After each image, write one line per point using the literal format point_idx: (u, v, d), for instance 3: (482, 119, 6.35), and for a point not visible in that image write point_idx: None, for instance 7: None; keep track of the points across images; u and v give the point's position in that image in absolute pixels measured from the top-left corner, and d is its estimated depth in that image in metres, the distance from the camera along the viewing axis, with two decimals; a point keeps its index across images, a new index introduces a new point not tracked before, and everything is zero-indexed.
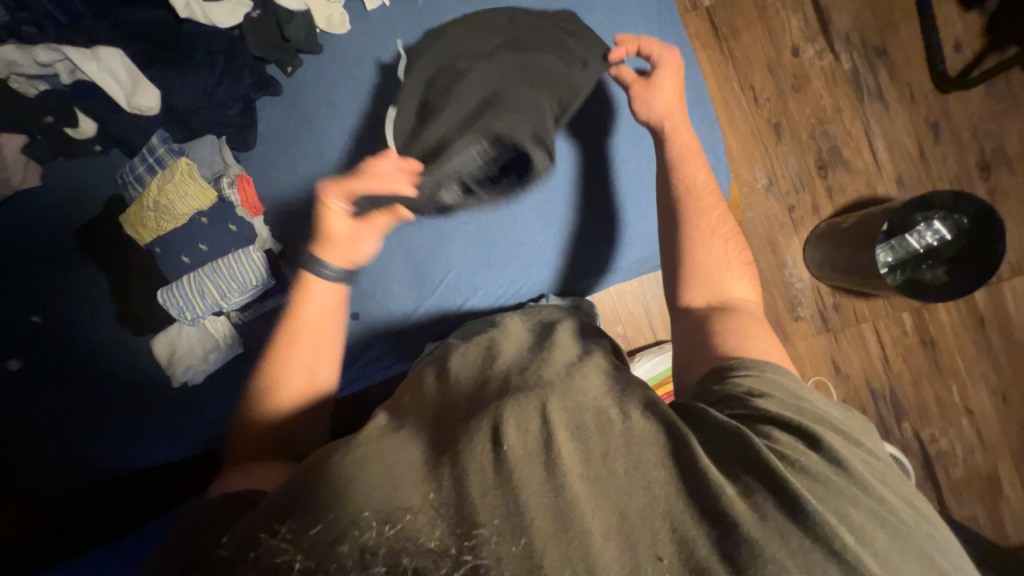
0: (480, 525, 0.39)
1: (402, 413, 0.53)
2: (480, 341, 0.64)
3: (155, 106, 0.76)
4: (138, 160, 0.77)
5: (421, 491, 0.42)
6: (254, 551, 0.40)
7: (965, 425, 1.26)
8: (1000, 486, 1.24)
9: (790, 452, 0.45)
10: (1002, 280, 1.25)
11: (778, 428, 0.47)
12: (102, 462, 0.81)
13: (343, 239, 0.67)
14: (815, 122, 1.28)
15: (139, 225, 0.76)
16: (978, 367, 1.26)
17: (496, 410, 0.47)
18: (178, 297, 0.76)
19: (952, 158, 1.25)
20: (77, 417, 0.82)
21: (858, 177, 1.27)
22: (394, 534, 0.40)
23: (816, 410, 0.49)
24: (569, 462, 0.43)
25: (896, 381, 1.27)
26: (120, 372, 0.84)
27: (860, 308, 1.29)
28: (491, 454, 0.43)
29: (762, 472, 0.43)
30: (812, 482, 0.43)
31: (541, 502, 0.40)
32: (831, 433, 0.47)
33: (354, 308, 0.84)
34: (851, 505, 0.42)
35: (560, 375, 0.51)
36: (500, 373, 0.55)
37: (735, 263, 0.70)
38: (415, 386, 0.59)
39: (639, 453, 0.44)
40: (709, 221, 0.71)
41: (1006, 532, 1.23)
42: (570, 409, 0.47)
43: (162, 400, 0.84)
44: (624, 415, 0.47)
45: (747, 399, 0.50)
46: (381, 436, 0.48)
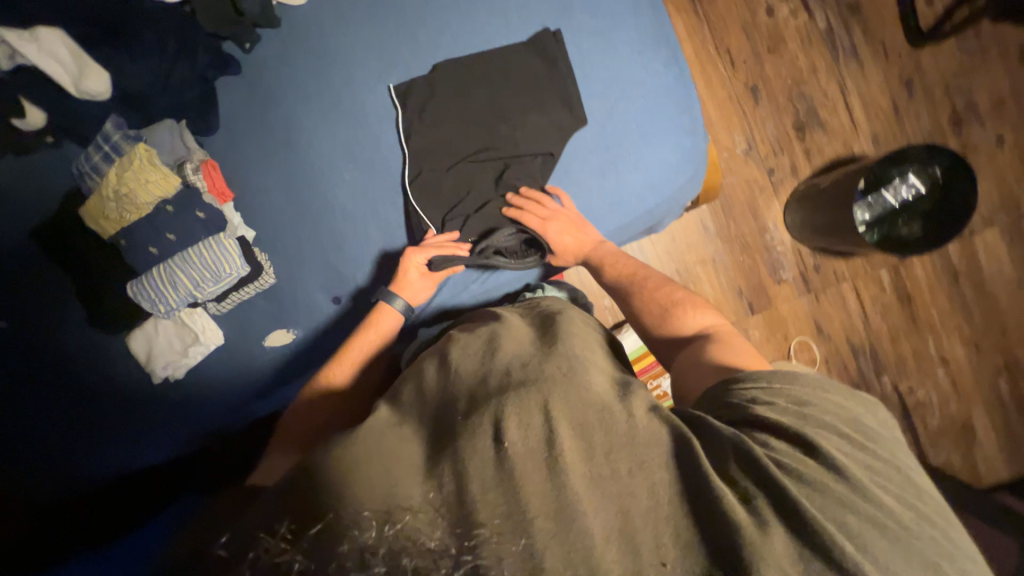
0: (480, 526, 0.39)
1: (404, 403, 0.53)
2: (482, 333, 0.62)
3: (105, 89, 0.72)
4: (92, 148, 0.72)
5: (420, 491, 0.42)
6: (251, 553, 0.39)
7: (941, 376, 1.30)
8: (973, 432, 1.30)
9: (791, 462, 0.45)
10: (974, 234, 1.28)
11: (779, 437, 0.48)
12: (89, 469, 0.80)
13: (413, 283, 0.76)
14: (792, 84, 1.28)
15: (101, 218, 0.71)
16: (952, 319, 1.30)
17: (497, 405, 0.46)
18: (150, 289, 0.73)
19: (924, 115, 1.26)
20: (57, 424, 0.80)
21: (835, 137, 1.28)
22: (395, 534, 0.39)
23: (825, 416, 0.50)
24: (571, 463, 0.43)
25: (875, 337, 1.31)
26: (98, 377, 0.81)
27: (840, 268, 1.31)
28: (492, 451, 0.43)
29: (761, 478, 0.44)
30: (811, 491, 0.44)
31: (544, 504, 0.41)
32: (834, 439, 0.48)
33: (335, 294, 0.81)
34: (847, 510, 0.43)
35: (563, 368, 0.51)
36: (502, 368, 0.52)
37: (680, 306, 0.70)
38: (415, 379, 0.57)
39: (644, 456, 0.44)
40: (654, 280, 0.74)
41: (980, 475, 1.29)
42: (573, 408, 0.46)
43: (146, 404, 0.82)
44: (629, 412, 0.47)
45: (748, 407, 0.51)
46: (384, 429, 0.47)
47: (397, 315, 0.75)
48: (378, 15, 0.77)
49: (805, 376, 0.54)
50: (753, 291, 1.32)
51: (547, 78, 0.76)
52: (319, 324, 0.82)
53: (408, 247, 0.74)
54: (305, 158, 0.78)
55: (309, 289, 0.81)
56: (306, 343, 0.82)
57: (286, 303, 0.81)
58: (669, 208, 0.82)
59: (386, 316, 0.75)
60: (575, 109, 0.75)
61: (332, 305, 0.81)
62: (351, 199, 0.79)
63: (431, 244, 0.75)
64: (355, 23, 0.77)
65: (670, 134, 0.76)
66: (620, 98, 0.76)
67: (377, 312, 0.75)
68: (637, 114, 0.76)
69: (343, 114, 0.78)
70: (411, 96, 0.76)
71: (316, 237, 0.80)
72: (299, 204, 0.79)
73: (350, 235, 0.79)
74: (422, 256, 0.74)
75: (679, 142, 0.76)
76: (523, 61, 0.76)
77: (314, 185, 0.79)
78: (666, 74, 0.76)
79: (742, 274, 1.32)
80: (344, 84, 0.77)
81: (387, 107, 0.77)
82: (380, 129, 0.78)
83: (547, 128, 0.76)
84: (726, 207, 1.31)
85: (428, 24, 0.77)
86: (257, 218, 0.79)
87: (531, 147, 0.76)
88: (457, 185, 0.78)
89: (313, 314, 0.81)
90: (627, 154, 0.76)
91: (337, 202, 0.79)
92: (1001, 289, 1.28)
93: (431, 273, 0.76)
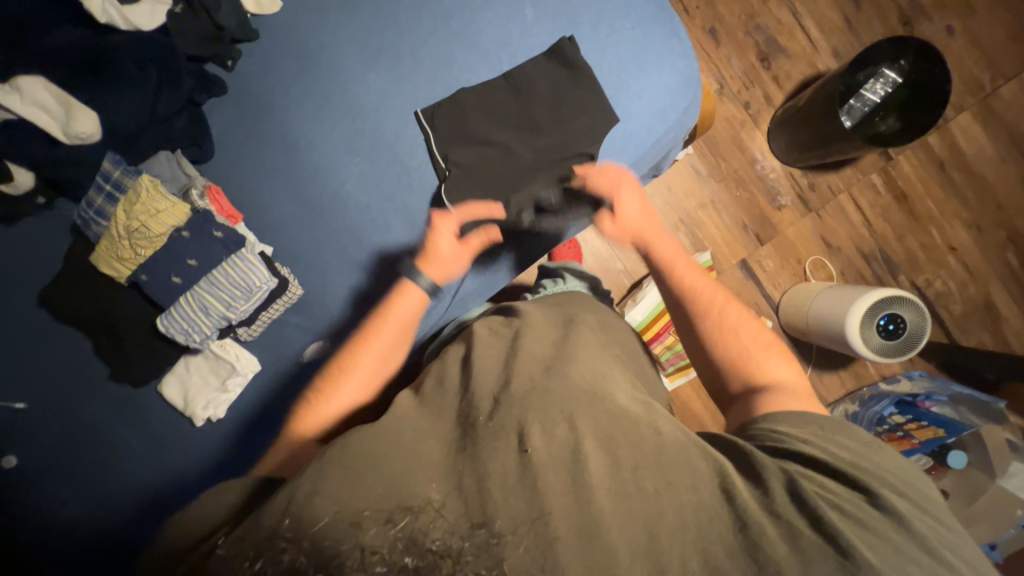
0: (488, 523, 0.44)
1: (427, 397, 0.59)
2: (503, 329, 0.67)
3: (95, 130, 0.69)
4: (93, 191, 0.70)
5: (428, 489, 0.46)
6: (260, 552, 0.42)
7: (953, 263, 1.34)
8: (996, 309, 1.33)
9: (838, 499, 0.48)
10: (948, 122, 1.33)
11: (832, 477, 0.50)
12: (116, 532, 0.76)
13: (441, 254, 0.70)
14: (747, 18, 1.33)
15: (114, 260, 0.69)
16: (949, 207, 1.34)
17: (522, 413, 0.51)
18: (181, 320, 0.70)
19: (875, 21, 1.32)
20: (86, 487, 0.76)
21: (799, 60, 1.32)
22: (401, 534, 0.42)
23: (878, 463, 0.52)
24: (599, 482, 0.47)
25: (882, 241, 1.34)
26: (123, 431, 0.78)
27: (833, 182, 1.34)
28: (515, 450, 0.48)
29: (801, 506, 0.47)
30: (853, 525, 0.46)
31: (566, 519, 0.44)
32: (892, 492, 0.49)
33: (365, 292, 0.78)
34: (901, 559, 0.45)
35: (585, 375, 0.57)
36: (526, 358, 0.59)
37: (760, 351, 0.66)
38: (437, 368, 0.64)
39: (673, 479, 0.48)
40: (726, 313, 0.69)
41: (1014, 349, 1.31)
42: (601, 426, 0.51)
43: (177, 451, 0.79)
44: (658, 429, 0.52)
45: (797, 445, 0.53)
46: (409, 427, 0.53)
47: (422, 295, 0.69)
48: (351, 6, 0.78)
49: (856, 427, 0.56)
50: (758, 222, 1.34)
51: (531, 33, 0.77)
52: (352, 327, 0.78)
53: (439, 214, 0.72)
54: (308, 159, 0.77)
55: (337, 291, 0.78)
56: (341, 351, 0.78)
57: (316, 313, 0.79)
58: (676, 134, 0.83)
59: (407, 294, 0.69)
60: (575, 66, 0.76)
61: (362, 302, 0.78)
62: (361, 192, 0.78)
63: (460, 211, 0.73)
64: (331, 17, 0.78)
65: (664, 59, 0.78)
66: (605, 34, 0.77)
67: (402, 287, 0.69)
68: (627, 45, 0.77)
69: (337, 109, 0.77)
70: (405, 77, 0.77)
71: (335, 239, 0.78)
72: (311, 206, 0.77)
73: (370, 229, 0.78)
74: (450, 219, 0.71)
75: (673, 65, 0.78)
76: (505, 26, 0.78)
77: (322, 184, 0.77)
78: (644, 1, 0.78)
79: (744, 209, 1.34)
80: (331, 78, 0.77)
81: (380, 92, 0.77)
82: (377, 112, 0.78)
83: (541, 77, 0.76)
84: (712, 148, 1.34)
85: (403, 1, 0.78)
86: (272, 233, 0.78)
87: (549, 120, 0.76)
88: (465, 148, 0.76)
89: (344, 316, 0.78)
90: (624, 86, 0.77)
91: (348, 196, 0.77)
92: (986, 168, 1.33)
93: (462, 239, 0.72)
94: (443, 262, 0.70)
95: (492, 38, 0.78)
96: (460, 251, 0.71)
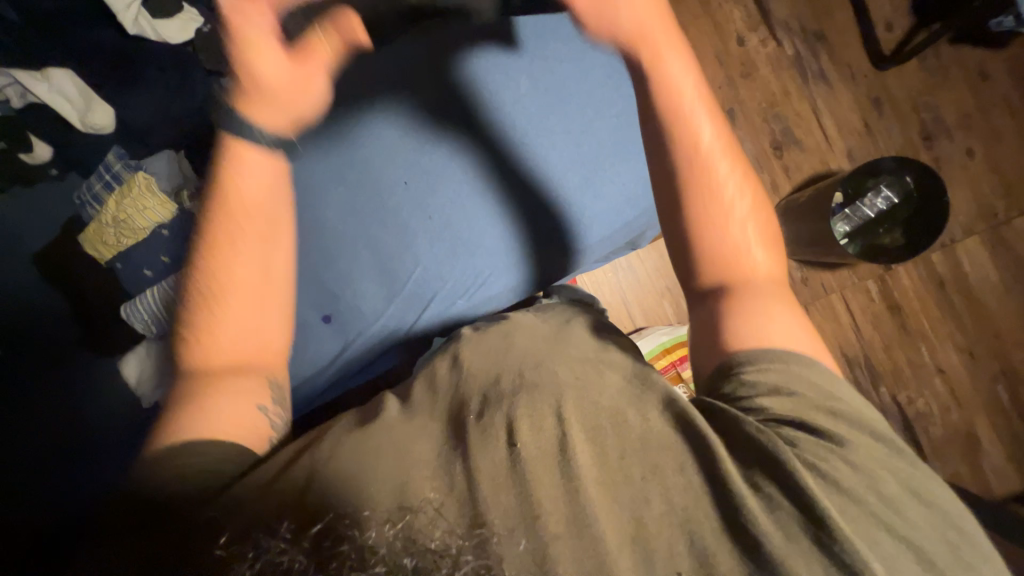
0: (485, 526, 0.43)
1: (415, 403, 0.56)
2: (494, 332, 0.66)
3: (109, 123, 0.79)
4: (95, 178, 0.77)
5: (427, 489, 0.45)
6: (253, 552, 0.40)
7: (938, 384, 1.29)
8: (977, 441, 1.27)
9: (830, 469, 0.45)
10: (955, 242, 1.30)
11: (806, 433, 0.47)
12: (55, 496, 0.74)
13: (279, 83, 0.69)
14: (766, 106, 1.34)
15: (99, 243, 0.77)
16: (944, 327, 1.30)
17: (511, 408, 0.50)
18: (141, 310, 0.76)
19: (895, 130, 1.32)
20: (36, 442, 0.76)
21: (811, 154, 1.33)
22: (399, 533, 0.41)
23: (840, 406, 0.49)
24: (584, 465, 0.46)
25: (868, 347, 1.31)
26: (88, 394, 0.79)
27: (828, 280, 1.32)
28: (505, 449, 0.47)
29: (796, 496, 0.43)
30: (846, 504, 0.43)
31: (557, 510, 0.44)
32: (874, 459, 0.46)
33: (326, 312, 0.83)
34: (873, 522, 0.43)
35: (574, 372, 0.54)
36: (512, 366, 0.57)
37: (755, 243, 0.63)
38: (429, 374, 0.61)
39: (658, 461, 0.46)
40: (722, 195, 0.64)
41: (990, 487, 1.25)
42: (584, 411, 0.49)
43: (124, 426, 0.77)
44: (643, 416, 0.49)
45: (768, 405, 0.49)
46: (399, 424, 0.52)
47: (260, 163, 0.71)
48: (365, 55, 0.84)
49: (820, 368, 0.52)
50: None
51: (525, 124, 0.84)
52: (309, 345, 0.82)
53: (237, 19, 0.66)
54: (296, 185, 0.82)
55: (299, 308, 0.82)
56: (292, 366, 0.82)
57: None
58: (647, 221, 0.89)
59: (242, 185, 0.69)
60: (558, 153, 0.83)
61: (320, 321, 0.83)
62: (338, 222, 0.82)
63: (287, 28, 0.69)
64: (348, 60, 0.84)
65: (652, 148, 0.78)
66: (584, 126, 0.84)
67: (231, 183, 0.69)
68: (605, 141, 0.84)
69: (331, 142, 0.83)
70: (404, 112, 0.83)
71: (306, 259, 0.82)
72: None
73: (340, 254, 0.82)
74: (271, 39, 0.68)
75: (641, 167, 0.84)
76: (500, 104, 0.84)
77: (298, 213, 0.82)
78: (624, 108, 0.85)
79: None
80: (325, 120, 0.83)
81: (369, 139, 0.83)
82: (369, 152, 0.83)
83: (515, 157, 0.84)
84: None
85: (418, 57, 0.85)
86: None
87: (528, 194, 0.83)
88: (450, 196, 0.83)
89: (302, 333, 0.82)
90: (592, 176, 0.84)
91: (323, 225, 0.82)
92: (988, 295, 1.29)
93: (294, 51, 0.70)
94: (288, 95, 0.70)
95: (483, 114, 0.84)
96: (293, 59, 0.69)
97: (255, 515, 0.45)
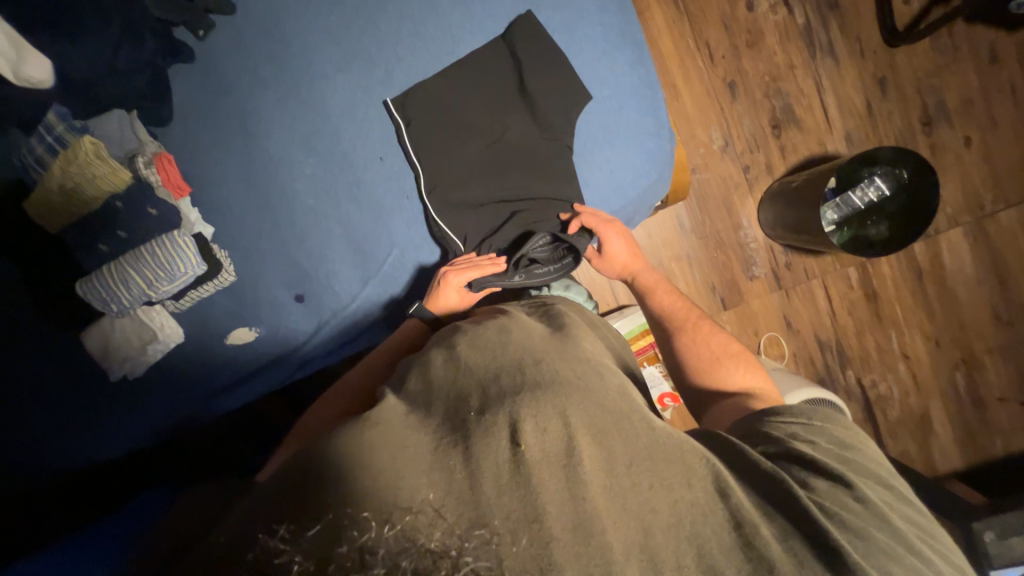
0: (487, 526, 0.39)
1: (410, 395, 0.53)
2: (491, 325, 0.62)
3: (45, 77, 0.72)
4: (34, 140, 0.70)
5: (425, 489, 0.42)
6: (251, 552, 0.38)
7: (902, 369, 1.34)
8: (930, 423, 1.34)
9: (831, 504, 0.46)
10: (939, 233, 1.30)
11: (819, 476, 0.48)
12: (52, 457, 0.76)
13: (447, 298, 0.77)
14: (769, 80, 1.28)
15: (41, 211, 0.71)
16: (914, 316, 1.33)
17: (513, 405, 0.47)
18: (99, 288, 0.73)
19: (897, 114, 1.27)
20: (17, 408, 0.75)
21: (809, 135, 1.28)
22: (399, 534, 0.38)
23: (847, 450, 0.52)
24: (589, 472, 0.43)
25: (841, 332, 1.34)
26: (57, 361, 0.77)
27: (810, 266, 1.33)
28: (508, 451, 0.43)
29: (800, 517, 0.44)
30: (853, 537, 0.44)
31: (561, 516, 0.41)
32: (871, 489, 0.49)
33: (298, 292, 0.80)
34: (891, 561, 0.43)
35: (575, 371, 0.52)
36: (512, 360, 0.53)
37: (722, 357, 0.70)
38: (424, 366, 0.57)
39: (667, 475, 0.45)
40: (687, 332, 0.74)
41: (935, 465, 1.33)
42: (591, 418, 0.47)
43: (105, 393, 0.78)
44: (649, 424, 0.49)
45: (788, 443, 0.52)
46: (396, 418, 0.48)
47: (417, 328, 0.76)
48: (343, 8, 0.78)
49: (843, 423, 0.55)
50: (727, 287, 1.31)
51: (513, 93, 0.81)
52: (283, 323, 0.80)
53: (446, 268, 0.76)
54: (265, 149, 0.77)
55: (270, 286, 0.79)
56: (267, 342, 0.80)
57: (248, 299, 0.79)
58: (636, 207, 0.88)
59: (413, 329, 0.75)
60: (544, 129, 0.80)
61: (293, 300, 0.80)
62: (310, 195, 0.78)
63: (472, 268, 0.76)
64: (324, 12, 0.78)
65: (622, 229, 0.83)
66: (571, 94, 0.80)
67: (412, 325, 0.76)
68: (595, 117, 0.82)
69: (303, 105, 0.78)
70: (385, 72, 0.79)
71: (276, 234, 0.78)
72: (251, 198, 0.78)
73: (311, 232, 0.79)
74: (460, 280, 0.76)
75: (631, 150, 0.83)
76: (486, 73, 0.80)
77: (268, 184, 0.78)
78: (618, 81, 0.81)
79: (715, 271, 1.31)
80: (297, 78, 0.78)
81: (343, 104, 0.78)
82: (345, 116, 0.79)
83: (501, 132, 0.81)
84: (701, 203, 1.30)
85: (391, 14, 0.79)
86: (215, 213, 0.78)
87: (512, 172, 0.81)
88: (436, 174, 0.79)
89: (273, 311, 0.80)
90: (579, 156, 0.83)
91: (293, 196, 0.78)
92: (961, 286, 1.32)
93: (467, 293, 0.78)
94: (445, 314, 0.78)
95: (471, 82, 0.80)
96: (461, 298, 0.78)
97: (248, 511, 0.42)
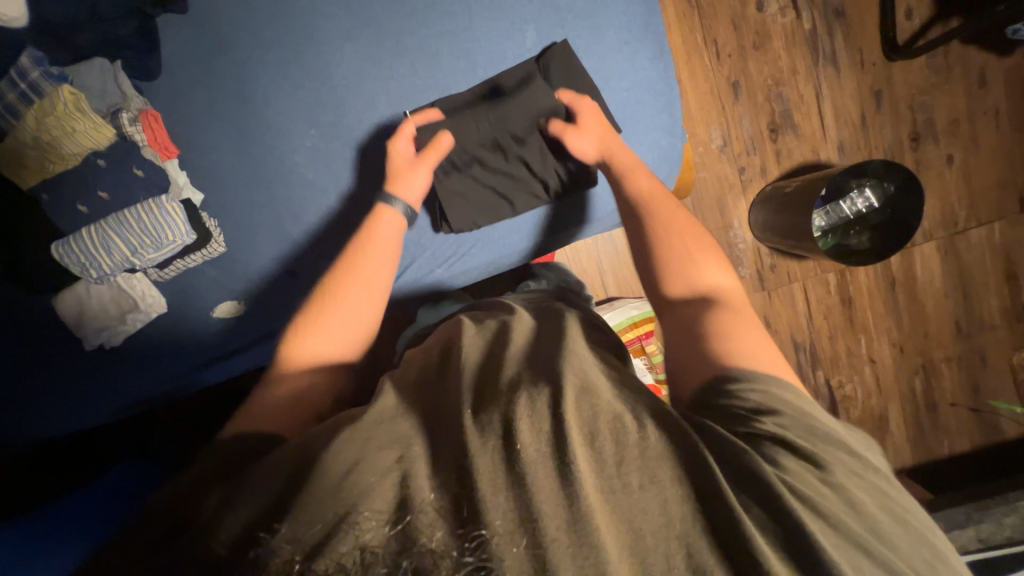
0: (484, 526, 0.39)
1: (407, 392, 0.53)
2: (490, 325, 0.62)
3: (19, 15, 0.66)
4: (4, 84, 0.65)
5: (427, 489, 0.42)
6: (253, 552, 0.38)
7: (867, 372, 1.42)
8: (888, 424, 1.42)
9: (802, 486, 0.44)
10: (914, 246, 1.37)
11: (790, 455, 0.46)
12: (25, 428, 0.73)
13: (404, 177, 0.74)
14: (772, 83, 1.29)
15: (15, 165, 0.66)
16: (884, 323, 1.40)
17: (507, 405, 0.46)
18: (78, 251, 0.69)
19: (888, 128, 1.31)
20: None
21: (805, 142, 1.31)
22: (398, 534, 0.39)
23: (822, 433, 0.49)
24: (583, 469, 0.42)
25: (816, 335, 1.40)
26: (25, 329, 0.72)
27: (793, 269, 1.37)
28: (500, 452, 0.42)
29: (768, 502, 0.42)
30: (825, 523, 0.42)
31: (558, 516, 0.39)
32: (854, 480, 0.46)
33: (293, 267, 0.77)
34: (861, 549, 0.41)
35: (575, 369, 0.50)
36: (516, 360, 0.53)
37: (696, 256, 0.67)
38: (422, 361, 0.59)
39: (659, 473, 0.43)
40: (664, 227, 0.70)
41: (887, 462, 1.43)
42: (583, 415, 0.45)
43: (76, 363, 0.74)
44: (640, 424, 0.46)
45: (754, 419, 0.49)
46: (392, 418, 0.48)
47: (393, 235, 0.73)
48: None
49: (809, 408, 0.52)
50: None
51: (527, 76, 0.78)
52: (274, 299, 0.78)
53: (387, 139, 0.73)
54: (264, 114, 0.73)
55: (262, 259, 0.76)
56: (255, 316, 0.78)
57: (236, 271, 0.76)
58: None
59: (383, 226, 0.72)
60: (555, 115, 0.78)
61: (285, 274, 0.77)
62: (310, 167, 0.75)
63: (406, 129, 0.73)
64: None
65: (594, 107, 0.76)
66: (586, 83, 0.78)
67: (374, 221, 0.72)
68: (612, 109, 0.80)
69: (303, 70, 0.73)
70: (397, 42, 0.75)
71: (271, 207, 0.75)
72: (245, 166, 0.74)
73: (310, 207, 0.76)
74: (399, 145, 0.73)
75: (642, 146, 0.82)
76: (503, 52, 0.77)
77: (265, 153, 0.74)
78: (639, 73, 0.80)
79: None
80: (302, 40, 0.73)
81: (351, 72, 0.75)
82: (350, 85, 0.75)
83: None
84: (696, 202, 1.31)
85: None
86: (207, 180, 0.75)
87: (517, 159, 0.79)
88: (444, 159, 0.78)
89: (267, 286, 0.77)
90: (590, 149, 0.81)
91: (291, 166, 0.75)
92: (929, 297, 1.40)
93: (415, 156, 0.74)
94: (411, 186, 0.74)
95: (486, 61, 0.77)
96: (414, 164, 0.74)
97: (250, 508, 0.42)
